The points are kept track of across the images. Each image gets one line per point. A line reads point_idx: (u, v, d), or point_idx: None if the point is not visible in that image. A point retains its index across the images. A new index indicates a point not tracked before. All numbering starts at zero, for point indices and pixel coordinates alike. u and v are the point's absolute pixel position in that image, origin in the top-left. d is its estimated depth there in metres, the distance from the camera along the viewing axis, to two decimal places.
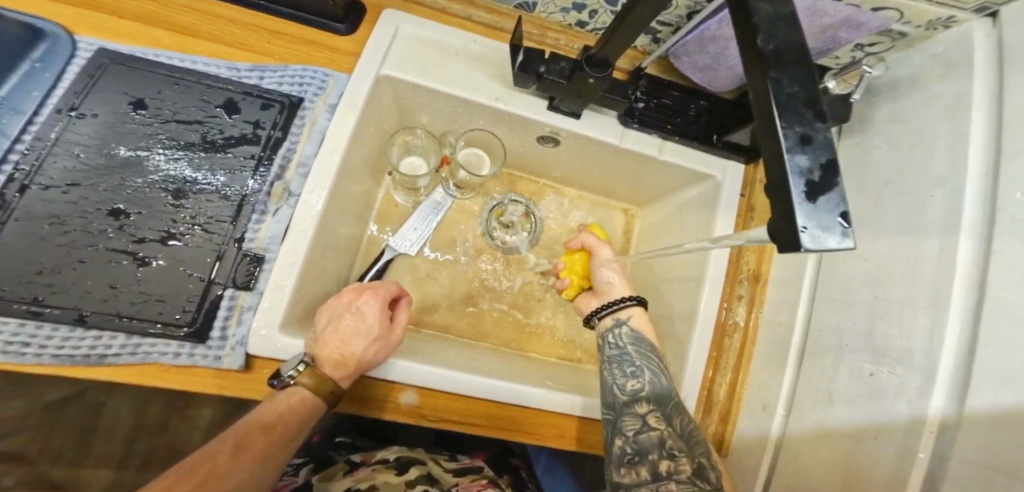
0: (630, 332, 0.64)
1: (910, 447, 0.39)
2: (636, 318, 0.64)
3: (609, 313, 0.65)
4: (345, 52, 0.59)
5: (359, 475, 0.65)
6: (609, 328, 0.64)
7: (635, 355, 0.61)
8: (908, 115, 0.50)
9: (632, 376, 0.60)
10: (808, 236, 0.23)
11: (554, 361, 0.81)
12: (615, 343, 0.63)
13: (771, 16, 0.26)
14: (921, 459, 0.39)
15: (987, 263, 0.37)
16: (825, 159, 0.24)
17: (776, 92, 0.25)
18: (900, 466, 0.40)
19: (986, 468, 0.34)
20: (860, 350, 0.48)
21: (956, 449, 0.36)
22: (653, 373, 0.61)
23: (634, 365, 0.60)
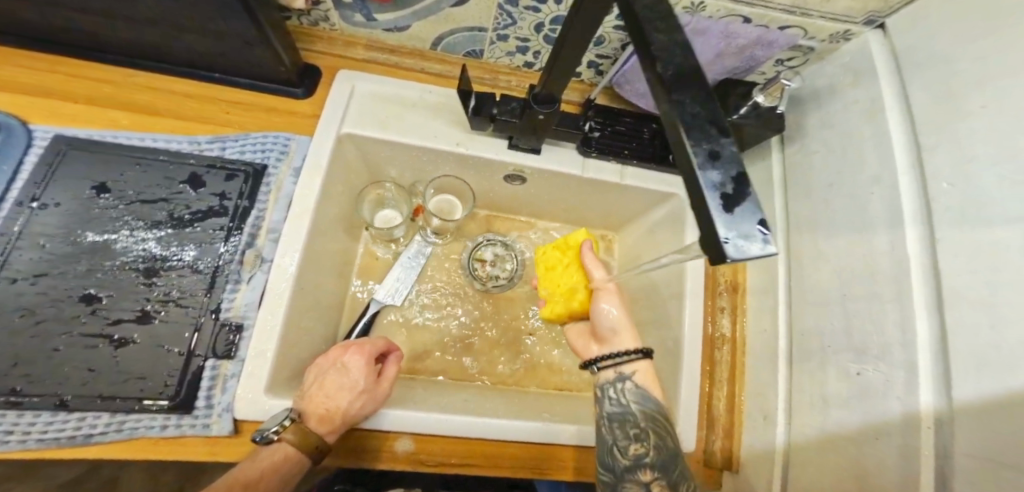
0: (635, 389, 0.60)
1: (912, 446, 0.38)
2: (642, 374, 0.61)
3: (612, 366, 0.62)
4: (304, 115, 0.62)
5: None
6: (610, 381, 0.61)
7: (641, 419, 0.58)
8: (834, 121, 0.51)
9: (635, 440, 0.57)
10: (731, 245, 0.23)
11: (553, 393, 0.79)
12: (615, 399, 0.60)
13: (668, 44, 0.28)
14: (925, 458, 0.37)
15: (936, 251, 0.38)
16: (734, 172, 0.25)
17: (680, 114, 0.26)
18: (906, 468, 0.38)
19: (982, 459, 0.33)
20: (843, 350, 0.47)
21: (956, 445, 0.35)
22: (658, 435, 0.58)
23: (638, 428, 0.57)
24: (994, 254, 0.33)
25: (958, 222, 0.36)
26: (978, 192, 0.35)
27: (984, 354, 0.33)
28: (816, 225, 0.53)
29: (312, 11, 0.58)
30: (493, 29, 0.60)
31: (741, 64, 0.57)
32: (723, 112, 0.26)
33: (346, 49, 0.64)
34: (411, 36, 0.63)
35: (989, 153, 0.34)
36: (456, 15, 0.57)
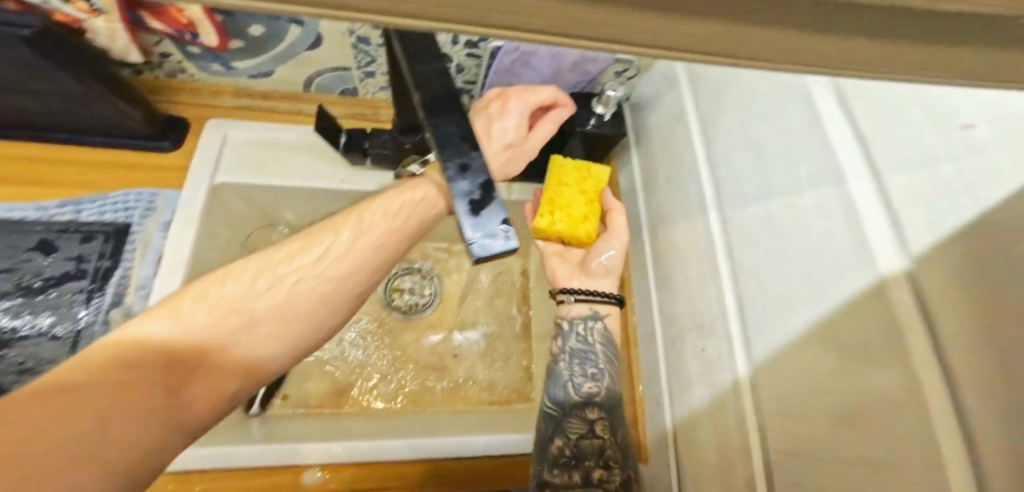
0: (603, 333, 0.60)
1: (740, 409, 0.41)
2: (613, 319, 0.61)
3: (586, 301, 0.61)
4: (168, 169, 0.62)
5: None
6: (583, 317, 0.60)
7: (602, 356, 0.59)
8: (662, 125, 0.60)
9: (592, 378, 0.58)
10: (475, 244, 0.27)
11: (483, 406, 0.78)
12: (582, 336, 0.60)
13: (424, 72, 0.31)
14: (750, 418, 0.40)
15: (727, 229, 0.44)
16: (482, 180, 0.28)
17: (435, 134, 0.30)
18: (741, 430, 0.42)
19: (777, 410, 0.37)
20: (689, 330, 0.52)
21: (765, 404, 0.38)
22: (611, 379, 0.59)
23: (596, 367, 0.58)
24: (749, 225, 0.41)
25: (735, 202, 0.43)
26: (739, 178, 0.43)
27: (761, 315, 0.39)
28: (669, 217, 0.58)
29: (162, 62, 0.60)
30: (358, 68, 0.64)
31: (582, 78, 0.64)
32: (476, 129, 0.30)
33: (214, 99, 0.65)
34: (279, 81, 0.66)
35: (741, 144, 0.43)
36: (317, 58, 0.61)
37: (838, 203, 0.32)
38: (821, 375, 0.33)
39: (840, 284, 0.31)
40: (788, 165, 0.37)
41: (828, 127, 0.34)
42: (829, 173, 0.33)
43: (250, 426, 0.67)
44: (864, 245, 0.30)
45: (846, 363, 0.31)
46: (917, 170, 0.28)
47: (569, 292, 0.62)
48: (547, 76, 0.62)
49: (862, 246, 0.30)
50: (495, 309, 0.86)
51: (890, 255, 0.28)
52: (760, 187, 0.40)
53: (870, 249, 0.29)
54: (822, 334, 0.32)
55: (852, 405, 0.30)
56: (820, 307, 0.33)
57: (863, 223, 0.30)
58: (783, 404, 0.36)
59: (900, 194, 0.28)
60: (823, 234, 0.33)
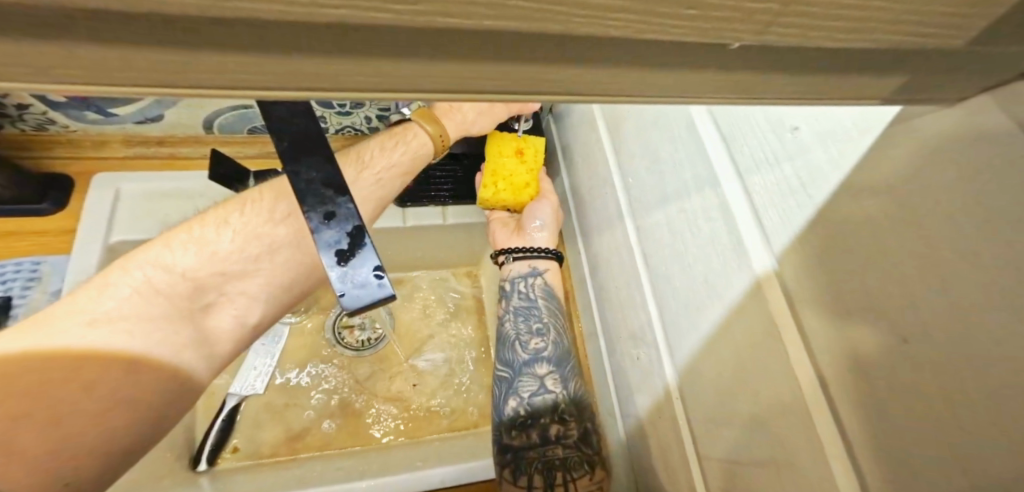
0: (543, 287, 0.61)
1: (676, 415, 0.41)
2: (553, 274, 0.62)
3: (524, 259, 0.62)
4: (53, 233, 0.57)
5: None
6: (524, 276, 0.61)
7: (544, 309, 0.59)
8: (582, 133, 0.60)
9: (536, 334, 0.58)
10: (344, 297, 0.25)
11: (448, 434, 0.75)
12: (523, 293, 0.60)
13: None
14: (682, 426, 0.40)
15: (641, 236, 0.45)
16: (350, 227, 0.27)
17: (296, 182, 0.27)
18: (679, 437, 0.41)
19: (702, 415, 0.37)
20: (624, 338, 0.51)
21: (695, 408, 0.38)
22: (558, 332, 0.59)
23: (541, 321, 0.58)
24: (655, 231, 0.42)
25: (648, 208, 0.43)
26: (645, 184, 0.44)
27: (674, 318, 0.40)
28: (595, 225, 0.57)
29: (23, 115, 0.54)
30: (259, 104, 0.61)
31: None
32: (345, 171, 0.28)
33: (101, 151, 0.61)
34: (174, 124, 0.61)
35: (640, 151, 0.44)
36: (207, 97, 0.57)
37: (717, 204, 0.34)
38: (727, 375, 0.34)
39: (727, 283, 0.33)
40: (676, 173, 0.39)
41: (701, 133, 0.36)
42: (707, 176, 0.35)
43: (201, 478, 0.62)
44: (740, 246, 0.32)
45: (741, 359, 0.32)
46: (769, 170, 0.30)
47: (508, 253, 0.62)
48: None
49: (740, 248, 0.32)
50: (449, 334, 0.83)
51: (762, 255, 0.31)
52: (659, 193, 0.41)
53: (746, 251, 0.31)
54: (721, 335, 0.34)
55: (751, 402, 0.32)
56: (717, 306, 0.34)
57: (738, 226, 0.32)
58: (704, 409, 0.37)
59: (761, 194, 0.31)
60: (710, 237, 0.35)
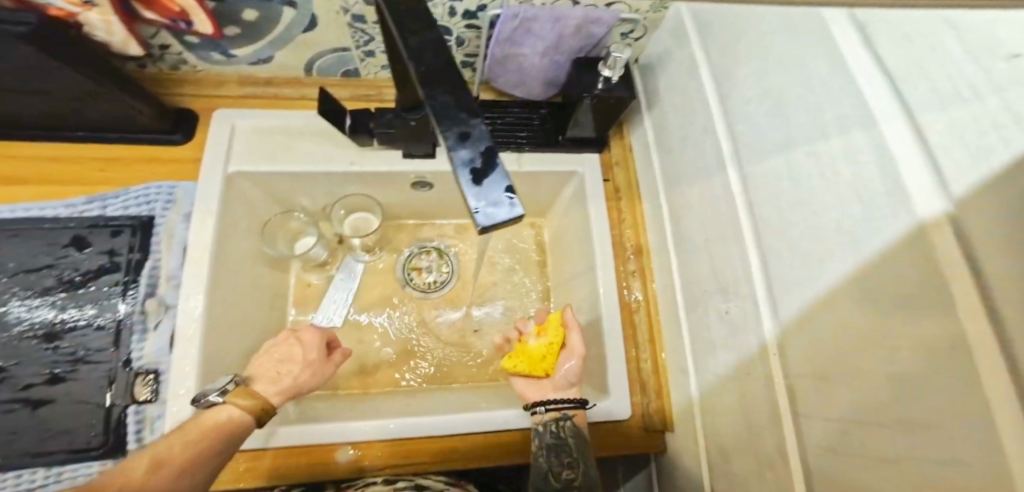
0: (573, 428, 0.61)
1: (768, 372, 0.39)
2: (580, 418, 0.62)
3: (555, 406, 0.62)
4: (186, 161, 0.63)
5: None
6: (553, 421, 0.60)
7: (574, 448, 0.58)
8: (676, 81, 0.56)
9: (567, 465, 0.57)
10: (479, 214, 0.25)
11: (506, 383, 0.78)
12: (555, 432, 0.60)
13: (417, 44, 0.30)
14: (779, 384, 0.38)
15: (746, 184, 0.42)
16: (483, 147, 0.27)
17: (431, 103, 0.28)
18: (768, 393, 0.40)
19: (809, 374, 0.35)
20: (712, 292, 0.49)
21: (794, 363, 0.36)
22: (579, 446, 0.59)
23: (571, 456, 0.58)
24: (773, 180, 0.38)
25: (752, 157, 0.42)
26: (762, 131, 0.40)
27: (788, 270, 0.37)
28: (686, 178, 0.54)
29: (163, 55, 0.60)
30: (356, 47, 0.63)
31: (587, 43, 0.60)
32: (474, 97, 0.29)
33: (219, 89, 0.66)
34: (280, 65, 0.65)
35: (760, 95, 0.41)
36: (312, 39, 0.60)
37: (872, 146, 0.29)
38: (851, 330, 0.31)
39: (875, 231, 0.28)
40: (812, 114, 0.35)
41: (853, 68, 0.31)
42: (859, 117, 0.30)
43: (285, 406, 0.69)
44: (897, 188, 0.27)
45: (879, 317, 0.28)
46: (956, 107, 0.25)
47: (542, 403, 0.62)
48: (550, 44, 0.59)
49: (895, 191, 0.27)
50: (513, 285, 0.85)
51: (926, 197, 0.25)
52: (782, 136, 0.38)
53: (906, 192, 0.26)
54: (853, 286, 0.30)
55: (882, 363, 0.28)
56: (856, 255, 0.30)
57: (898, 163, 0.27)
58: (813, 365, 0.34)
59: (937, 135, 0.26)
60: (853, 182, 0.30)
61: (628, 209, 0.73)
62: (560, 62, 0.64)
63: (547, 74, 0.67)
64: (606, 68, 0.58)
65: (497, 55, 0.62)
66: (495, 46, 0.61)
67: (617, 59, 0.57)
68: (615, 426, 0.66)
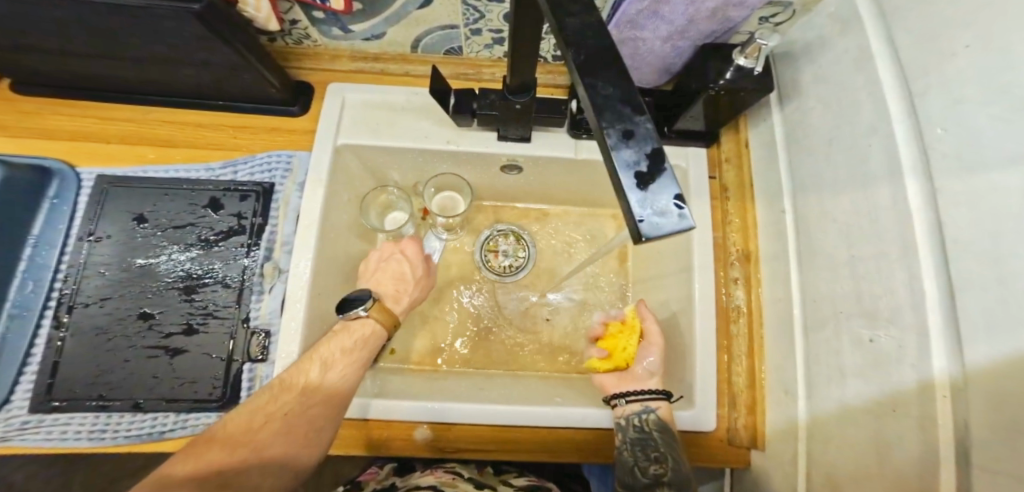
0: (657, 421, 0.61)
1: (931, 420, 0.34)
2: (664, 411, 0.62)
3: (636, 399, 0.62)
4: (301, 132, 0.67)
5: (442, 479, 0.62)
6: (636, 413, 0.61)
7: (660, 441, 0.59)
8: (827, 73, 0.49)
9: (654, 460, 0.58)
10: (645, 224, 0.23)
11: (577, 376, 0.77)
12: (639, 426, 0.60)
13: (578, 28, 0.28)
14: (949, 438, 0.33)
15: (937, 201, 0.34)
16: (649, 149, 0.24)
17: (593, 95, 0.26)
18: (927, 441, 0.35)
19: (1008, 438, 0.29)
20: (853, 314, 0.44)
21: (975, 418, 0.31)
22: (666, 441, 0.59)
23: (657, 451, 0.58)
24: (991, 199, 0.30)
25: (956, 167, 0.32)
26: (979, 137, 0.31)
27: (992, 312, 0.29)
28: (829, 185, 0.48)
29: (291, 30, 0.63)
30: (465, 25, 0.61)
31: (720, 27, 0.53)
32: (638, 89, 0.26)
33: (333, 63, 0.68)
34: (390, 41, 0.66)
35: (978, 91, 0.31)
36: (426, 16, 0.59)
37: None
38: None
39: None
40: None
41: None
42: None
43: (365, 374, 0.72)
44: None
45: None
46: None
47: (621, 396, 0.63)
48: (677, 28, 0.53)
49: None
50: (592, 276, 0.83)
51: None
52: (1014, 146, 0.28)
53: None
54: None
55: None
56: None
57: None
58: (1015, 431, 0.28)
59: None
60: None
61: (736, 210, 0.66)
62: (681, 48, 0.58)
63: (664, 60, 0.60)
64: (743, 56, 0.52)
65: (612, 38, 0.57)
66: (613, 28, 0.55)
67: (760, 46, 0.50)
68: (695, 435, 0.63)
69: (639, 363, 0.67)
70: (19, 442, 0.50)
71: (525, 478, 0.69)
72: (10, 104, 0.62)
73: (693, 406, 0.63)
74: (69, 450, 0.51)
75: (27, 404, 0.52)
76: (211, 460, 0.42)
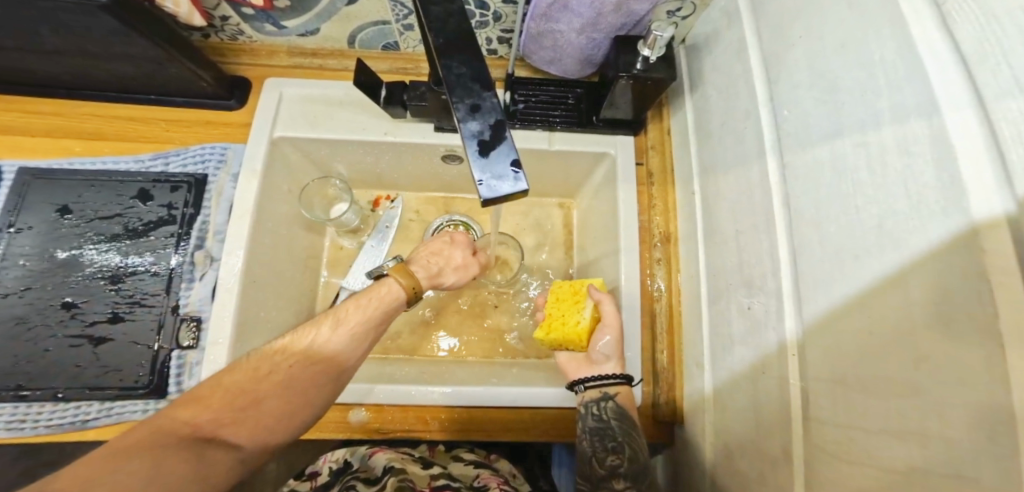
0: (616, 408, 0.62)
1: (785, 374, 0.38)
2: (624, 397, 0.62)
3: (596, 385, 0.62)
4: (238, 124, 0.67)
5: (393, 455, 0.64)
6: (595, 400, 0.61)
7: (618, 431, 0.60)
8: (720, 63, 0.52)
9: (613, 451, 0.59)
10: (482, 185, 0.26)
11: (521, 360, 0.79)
12: (597, 414, 0.61)
13: (440, 16, 0.30)
14: (795, 388, 0.36)
15: (785, 178, 0.38)
16: (492, 120, 0.27)
17: (447, 75, 0.28)
18: (782, 394, 0.39)
19: (826, 381, 0.32)
20: (738, 286, 0.47)
21: (809, 367, 0.35)
22: (625, 431, 0.60)
23: (616, 441, 0.59)
24: (816, 171, 0.33)
25: (795, 145, 0.37)
26: (807, 117, 0.35)
27: (816, 271, 0.33)
28: (722, 167, 0.51)
29: (223, 26, 0.64)
30: (396, 20, 0.63)
31: (627, 21, 0.57)
32: (490, 71, 0.29)
33: (270, 59, 0.69)
34: (324, 37, 0.67)
35: (809, 77, 0.35)
36: (354, 12, 0.61)
37: (927, 136, 0.24)
38: (875, 340, 0.27)
39: (918, 229, 0.24)
40: (864, 97, 0.29)
41: (924, 53, 0.24)
42: (918, 103, 0.24)
43: None
44: (952, 183, 0.22)
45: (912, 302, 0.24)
46: None
47: (581, 382, 0.63)
48: (587, 21, 0.56)
49: (947, 184, 0.22)
50: (537, 263, 0.86)
51: (985, 193, 0.20)
52: (829, 124, 0.32)
53: (961, 187, 0.21)
54: (886, 295, 0.26)
55: (899, 375, 0.25)
56: (898, 259, 0.26)
57: (959, 159, 0.21)
58: (830, 370, 0.32)
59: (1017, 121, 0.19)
60: (902, 179, 0.25)
61: (660, 195, 0.70)
62: (597, 40, 0.61)
63: (583, 52, 0.63)
64: (646, 48, 0.55)
65: (532, 31, 0.61)
66: (531, 21, 0.59)
67: (657, 38, 0.54)
68: None
69: (594, 346, 0.65)
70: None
71: (475, 454, 0.71)
72: None
73: None
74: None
75: None
76: (212, 413, 0.39)
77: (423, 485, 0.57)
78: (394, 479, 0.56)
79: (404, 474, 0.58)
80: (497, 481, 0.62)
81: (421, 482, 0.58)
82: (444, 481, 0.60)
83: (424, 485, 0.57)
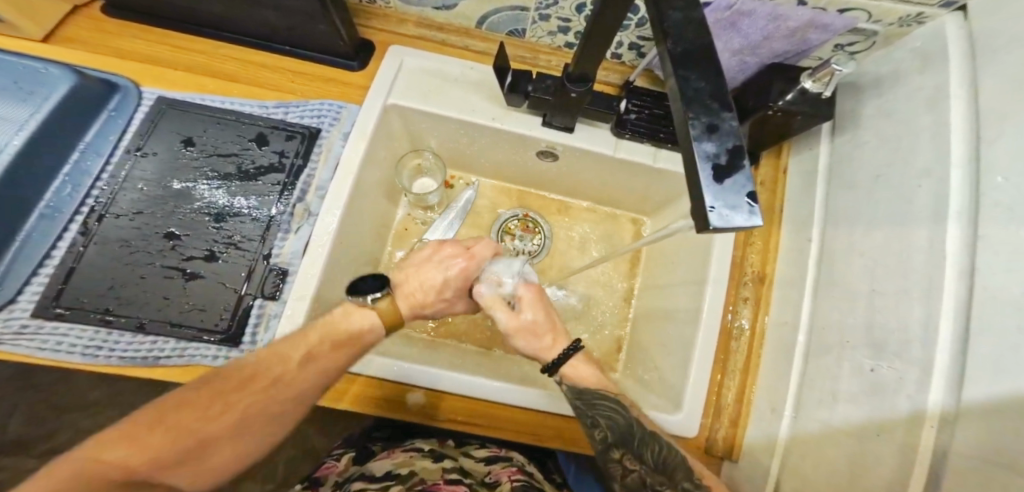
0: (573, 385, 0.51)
1: (911, 444, 0.37)
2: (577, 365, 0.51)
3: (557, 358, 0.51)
4: (356, 86, 0.66)
5: (400, 459, 0.64)
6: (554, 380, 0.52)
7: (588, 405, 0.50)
8: (894, 108, 0.51)
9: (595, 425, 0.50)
10: (715, 213, 0.24)
11: None
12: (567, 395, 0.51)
13: (681, 24, 0.29)
14: (925, 459, 0.36)
15: (974, 246, 0.37)
16: (730, 144, 0.26)
17: (684, 87, 0.28)
18: (902, 466, 0.37)
19: (979, 461, 0.32)
20: (860, 346, 0.46)
21: (955, 444, 0.34)
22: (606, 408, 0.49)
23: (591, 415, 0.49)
24: None
25: (1007, 219, 0.35)
26: None
27: (1003, 356, 0.32)
28: (871, 220, 0.49)
29: None
30: (535, 9, 0.61)
31: (793, 48, 0.56)
32: (730, 92, 0.28)
33: (399, 27, 0.69)
34: (459, 14, 0.66)
35: None
36: None
37: None
38: None
39: None
40: None
41: None
42: None
43: None
44: None
45: None
46: None
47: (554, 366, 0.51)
48: (750, 42, 0.55)
49: None
50: (598, 274, 0.82)
51: None
52: None
53: None
54: None
55: None
56: None
57: None
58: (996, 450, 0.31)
59: None
60: None
61: (760, 233, 0.68)
62: (747, 64, 0.59)
63: (726, 74, 0.62)
64: (812, 81, 0.52)
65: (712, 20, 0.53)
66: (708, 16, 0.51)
67: (833, 72, 0.49)
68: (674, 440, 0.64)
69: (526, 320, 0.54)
70: (10, 346, 0.49)
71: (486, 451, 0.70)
72: (96, 23, 0.63)
73: (678, 411, 0.64)
74: (55, 360, 0.50)
75: (30, 307, 0.52)
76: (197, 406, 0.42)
77: (436, 479, 0.57)
78: (402, 485, 0.56)
79: (413, 476, 0.58)
80: (508, 471, 0.63)
81: (433, 477, 0.58)
82: (455, 476, 0.59)
83: (437, 478, 0.57)
